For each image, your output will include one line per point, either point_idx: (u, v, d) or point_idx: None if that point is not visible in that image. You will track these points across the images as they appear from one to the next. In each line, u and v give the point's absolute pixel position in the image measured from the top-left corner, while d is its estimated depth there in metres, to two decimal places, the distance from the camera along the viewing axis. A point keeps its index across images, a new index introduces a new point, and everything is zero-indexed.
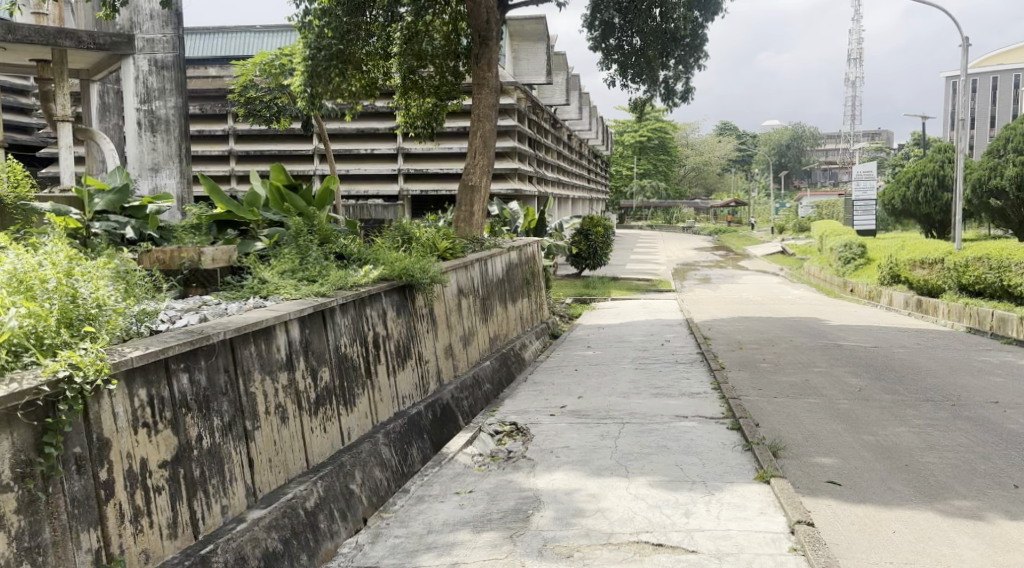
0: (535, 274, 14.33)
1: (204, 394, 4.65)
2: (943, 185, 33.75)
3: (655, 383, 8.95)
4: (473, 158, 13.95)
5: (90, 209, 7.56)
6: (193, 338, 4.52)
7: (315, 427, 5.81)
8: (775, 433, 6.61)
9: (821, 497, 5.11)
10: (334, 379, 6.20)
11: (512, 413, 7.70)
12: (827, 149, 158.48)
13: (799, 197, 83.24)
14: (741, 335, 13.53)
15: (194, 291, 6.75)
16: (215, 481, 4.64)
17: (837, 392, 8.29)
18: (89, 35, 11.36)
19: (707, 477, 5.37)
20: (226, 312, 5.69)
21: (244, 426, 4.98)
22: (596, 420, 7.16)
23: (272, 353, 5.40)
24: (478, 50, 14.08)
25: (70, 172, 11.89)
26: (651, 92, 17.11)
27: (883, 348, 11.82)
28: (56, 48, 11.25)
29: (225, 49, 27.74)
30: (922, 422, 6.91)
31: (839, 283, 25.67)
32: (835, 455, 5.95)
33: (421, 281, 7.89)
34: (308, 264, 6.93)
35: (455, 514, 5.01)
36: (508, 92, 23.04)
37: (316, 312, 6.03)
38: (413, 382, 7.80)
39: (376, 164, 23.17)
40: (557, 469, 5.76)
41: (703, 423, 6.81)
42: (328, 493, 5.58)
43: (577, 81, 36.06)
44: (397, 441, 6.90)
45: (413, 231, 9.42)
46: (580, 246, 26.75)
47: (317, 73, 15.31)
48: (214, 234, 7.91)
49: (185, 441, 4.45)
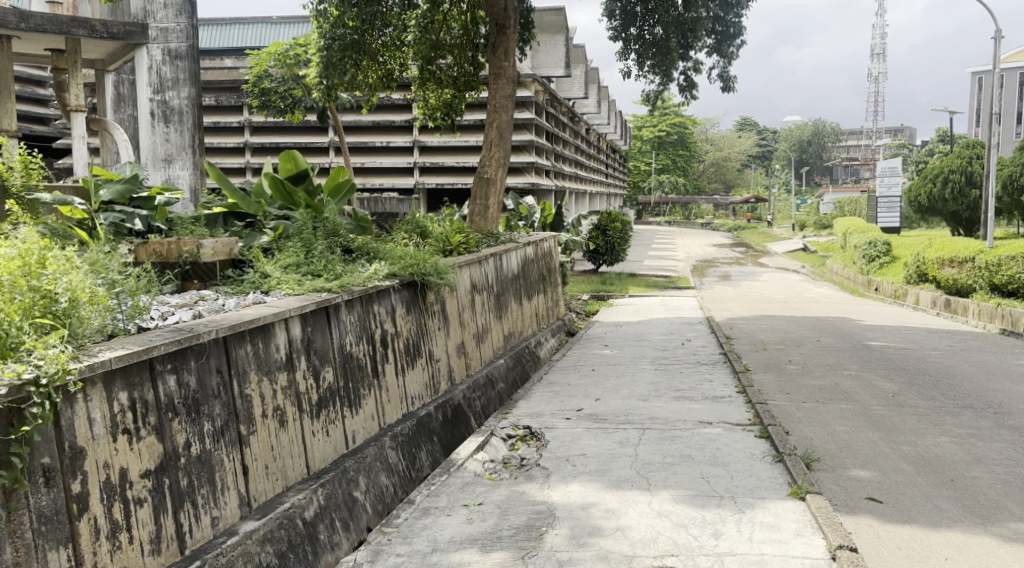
0: (551, 270, 13.93)
1: (193, 398, 4.31)
2: (971, 181, 33.04)
3: (676, 385, 8.55)
4: (488, 150, 13.59)
5: (95, 200, 7.25)
6: (181, 338, 4.17)
7: (317, 430, 5.47)
8: (807, 442, 6.20)
9: (861, 516, 4.71)
10: (338, 380, 5.86)
11: (526, 416, 7.32)
12: (849, 144, 156.87)
13: (820, 195, 82.17)
14: (764, 336, 13.08)
15: (192, 286, 6.39)
16: (205, 492, 4.31)
17: (869, 398, 7.86)
18: (102, 24, 11.25)
19: (736, 492, 4.97)
20: (222, 308, 5.35)
21: (238, 431, 4.64)
22: (615, 426, 6.77)
23: (270, 353, 5.06)
24: (496, 39, 13.73)
25: (82, 164, 11.87)
26: (667, 84, 16.68)
27: (914, 349, 11.36)
28: (71, 38, 11.15)
29: (242, 39, 27.52)
30: (964, 433, 6.49)
31: (863, 281, 25.10)
32: (873, 468, 5.54)
33: (432, 278, 7.52)
34: (313, 258, 6.57)
35: (462, 530, 4.65)
36: (526, 84, 22.68)
37: (318, 309, 5.68)
38: (424, 382, 7.45)
39: (392, 157, 22.87)
40: (574, 480, 5.39)
41: (729, 431, 6.41)
42: (329, 502, 5.23)
43: (597, 74, 35.59)
44: (405, 445, 6.54)
45: (425, 224, 9.09)
46: (598, 242, 26.28)
47: (332, 65, 15.12)
48: (220, 226, 7.53)
49: (171, 448, 4.12)
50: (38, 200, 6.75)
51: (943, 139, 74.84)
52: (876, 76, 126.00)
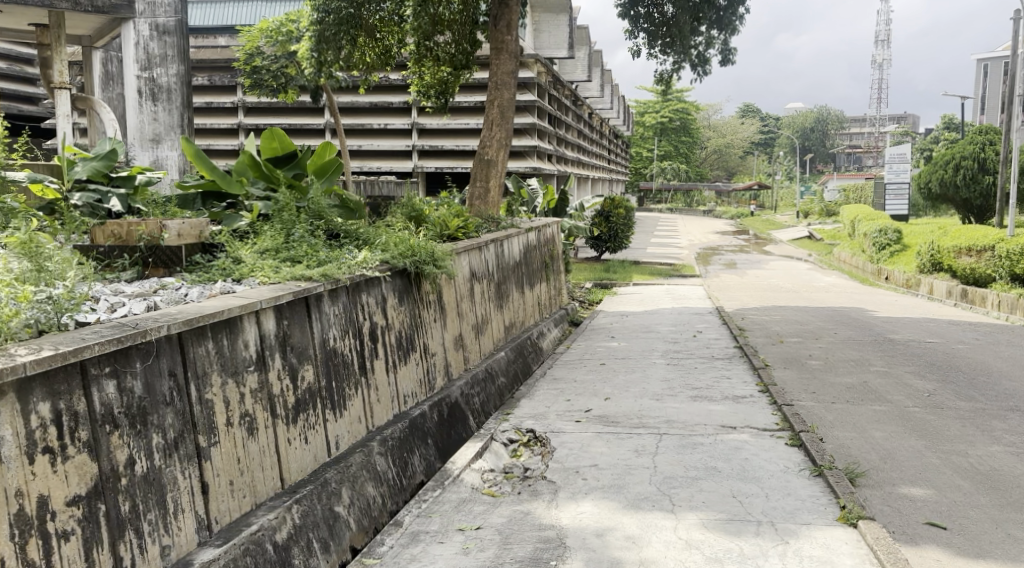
0: (555, 256, 13.27)
1: (140, 406, 3.65)
2: (984, 167, 32.24)
3: (691, 382, 7.88)
4: (489, 130, 12.88)
5: (69, 178, 6.58)
6: (122, 336, 3.51)
7: (293, 437, 4.79)
8: (845, 451, 5.55)
9: (925, 548, 4.07)
10: (319, 381, 5.18)
11: (529, 418, 6.65)
12: (853, 132, 155.51)
13: (824, 183, 81.17)
14: (779, 328, 12.40)
15: (154, 271, 5.69)
16: (152, 517, 3.64)
17: (904, 398, 7.20)
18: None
19: (775, 516, 4.33)
20: (183, 298, 4.68)
21: (196, 443, 3.97)
22: (628, 430, 6.12)
23: (237, 351, 4.38)
24: (497, 12, 13.01)
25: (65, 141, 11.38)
26: (680, 63, 15.91)
27: (940, 343, 10.67)
28: (53, 11, 10.87)
29: (235, 18, 26.63)
30: (1018, 440, 5.85)
31: (874, 270, 24.37)
32: (926, 486, 4.91)
33: (426, 266, 6.84)
34: (294, 242, 5.89)
35: (457, 562, 4.00)
36: (528, 65, 21.96)
37: (297, 300, 5.01)
38: (418, 378, 6.79)
39: (390, 140, 22.15)
40: (585, 498, 4.74)
41: (756, 437, 5.75)
42: (306, 520, 4.57)
43: (600, 57, 34.76)
44: (396, 449, 5.88)
45: (422, 207, 8.42)
46: (600, 228, 25.56)
47: (326, 40, 14.50)
48: (199, 207, 6.91)
49: (109, 468, 3.45)
50: (11, 179, 6.06)
51: (949, 126, 73.83)
52: (880, 61, 124.78)
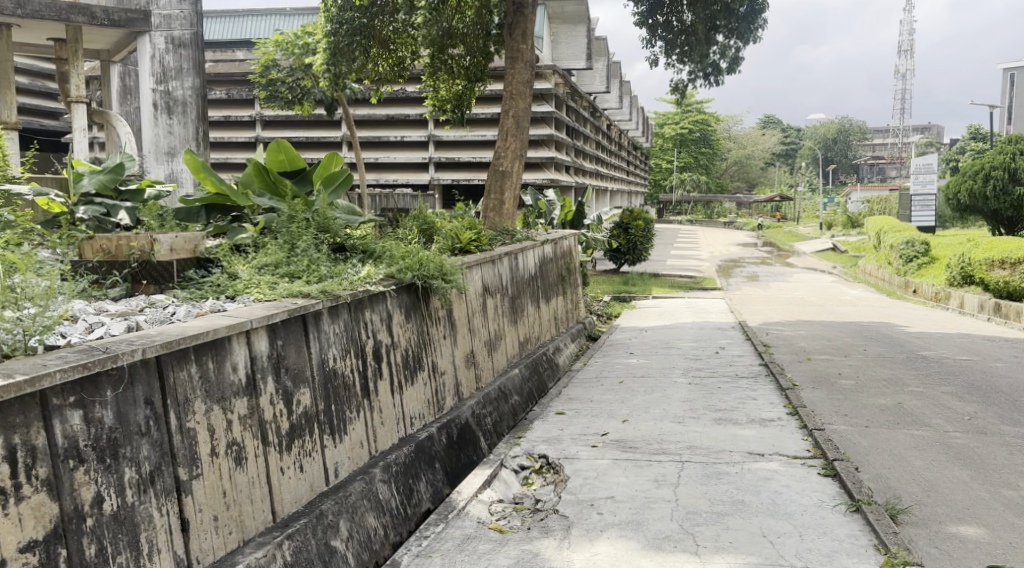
0: (571, 270, 12.88)
1: (110, 438, 3.33)
2: (1015, 178, 31.52)
3: (714, 404, 7.47)
4: (504, 140, 12.51)
5: (75, 192, 6.29)
6: (90, 362, 3.19)
7: (287, 466, 4.46)
8: (883, 484, 5.14)
9: None
10: (317, 404, 4.84)
11: (542, 443, 6.28)
12: (876, 143, 154.09)
13: (847, 195, 80.27)
14: (806, 344, 11.96)
15: (144, 289, 5.37)
16: (123, 560, 3.32)
17: (944, 422, 6.76)
18: (103, 12, 10.94)
19: (811, 559, 3.95)
20: (169, 317, 4.36)
21: (175, 476, 3.64)
22: (647, 457, 5.74)
23: (223, 375, 4.04)
24: (512, 21, 12.71)
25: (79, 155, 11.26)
26: (695, 74, 15.58)
27: (977, 361, 10.17)
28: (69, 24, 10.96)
29: (252, 31, 26.65)
30: None
31: (900, 283, 23.77)
32: (977, 524, 4.51)
33: (436, 281, 6.49)
34: (294, 257, 5.58)
35: None
36: (545, 76, 21.65)
37: (293, 318, 4.68)
38: (425, 399, 6.43)
39: (406, 152, 21.94)
40: (602, 536, 4.37)
41: (786, 466, 5.35)
42: (298, 557, 4.22)
43: (618, 69, 34.51)
44: (401, 476, 5.53)
45: (434, 220, 8.07)
46: (619, 241, 25.17)
47: (340, 51, 14.34)
48: (201, 219, 6.54)
49: (73, 508, 3.14)
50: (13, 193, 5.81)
51: (975, 136, 72.83)
52: (903, 72, 123.64)
